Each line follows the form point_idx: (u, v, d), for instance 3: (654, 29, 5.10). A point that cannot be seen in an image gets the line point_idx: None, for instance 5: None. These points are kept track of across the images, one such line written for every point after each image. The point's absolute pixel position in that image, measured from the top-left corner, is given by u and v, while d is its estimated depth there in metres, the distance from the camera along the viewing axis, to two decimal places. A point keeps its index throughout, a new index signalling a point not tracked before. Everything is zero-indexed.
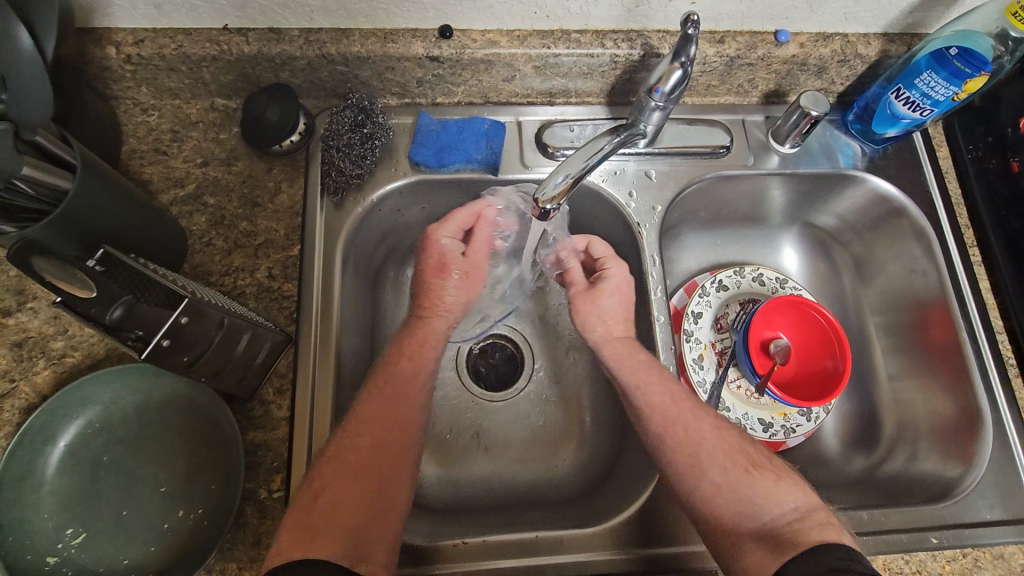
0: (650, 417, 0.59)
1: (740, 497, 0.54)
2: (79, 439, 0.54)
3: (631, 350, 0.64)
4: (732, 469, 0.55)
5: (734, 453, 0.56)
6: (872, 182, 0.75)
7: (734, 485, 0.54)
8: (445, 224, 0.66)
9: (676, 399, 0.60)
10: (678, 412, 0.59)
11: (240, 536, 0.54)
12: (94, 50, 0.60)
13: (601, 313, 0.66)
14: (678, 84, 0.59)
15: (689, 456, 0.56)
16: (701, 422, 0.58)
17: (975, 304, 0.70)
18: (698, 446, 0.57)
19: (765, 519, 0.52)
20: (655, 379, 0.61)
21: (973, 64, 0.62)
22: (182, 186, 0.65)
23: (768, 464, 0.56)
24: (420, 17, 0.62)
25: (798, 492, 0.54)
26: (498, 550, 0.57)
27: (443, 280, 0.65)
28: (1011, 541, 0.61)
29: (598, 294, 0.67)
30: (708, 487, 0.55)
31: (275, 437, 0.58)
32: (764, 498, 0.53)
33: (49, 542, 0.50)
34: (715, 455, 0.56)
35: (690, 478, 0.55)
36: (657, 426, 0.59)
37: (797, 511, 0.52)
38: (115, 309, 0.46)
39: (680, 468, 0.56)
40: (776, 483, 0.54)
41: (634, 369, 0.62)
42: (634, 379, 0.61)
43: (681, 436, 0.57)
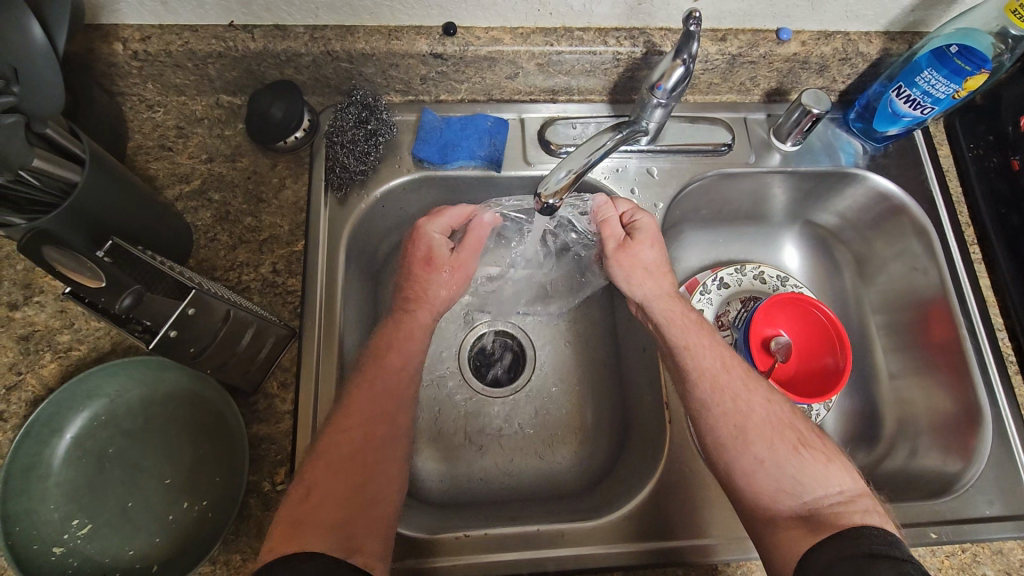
0: (699, 380, 0.59)
1: (784, 476, 0.54)
2: (85, 431, 0.54)
3: (683, 310, 0.63)
4: (781, 446, 0.56)
5: (784, 428, 0.57)
6: (872, 180, 0.75)
7: (780, 463, 0.55)
8: (434, 219, 0.65)
9: (726, 366, 0.60)
10: (729, 379, 0.59)
11: (244, 528, 0.55)
12: (101, 46, 0.61)
13: (644, 269, 0.65)
14: (680, 81, 0.59)
15: (735, 427, 0.57)
16: (751, 392, 0.58)
17: (975, 301, 0.70)
18: (745, 418, 0.57)
19: (806, 498, 0.53)
20: (707, 344, 0.61)
21: (974, 62, 0.62)
22: (187, 181, 0.65)
23: (819, 444, 0.57)
24: (424, 15, 0.63)
25: (845, 477, 0.55)
26: (500, 542, 0.57)
27: (433, 274, 0.64)
28: (1010, 536, 0.61)
29: (638, 246, 0.65)
30: (751, 461, 0.55)
31: (278, 430, 0.58)
32: (814, 479, 0.54)
33: (55, 533, 0.51)
34: (763, 429, 0.56)
35: (734, 449, 0.56)
36: (705, 390, 0.59)
37: (842, 495, 0.53)
38: (124, 298, 0.46)
39: (727, 434, 0.56)
40: (826, 464, 0.55)
41: (685, 328, 0.62)
42: (684, 339, 0.61)
43: (728, 402, 0.58)
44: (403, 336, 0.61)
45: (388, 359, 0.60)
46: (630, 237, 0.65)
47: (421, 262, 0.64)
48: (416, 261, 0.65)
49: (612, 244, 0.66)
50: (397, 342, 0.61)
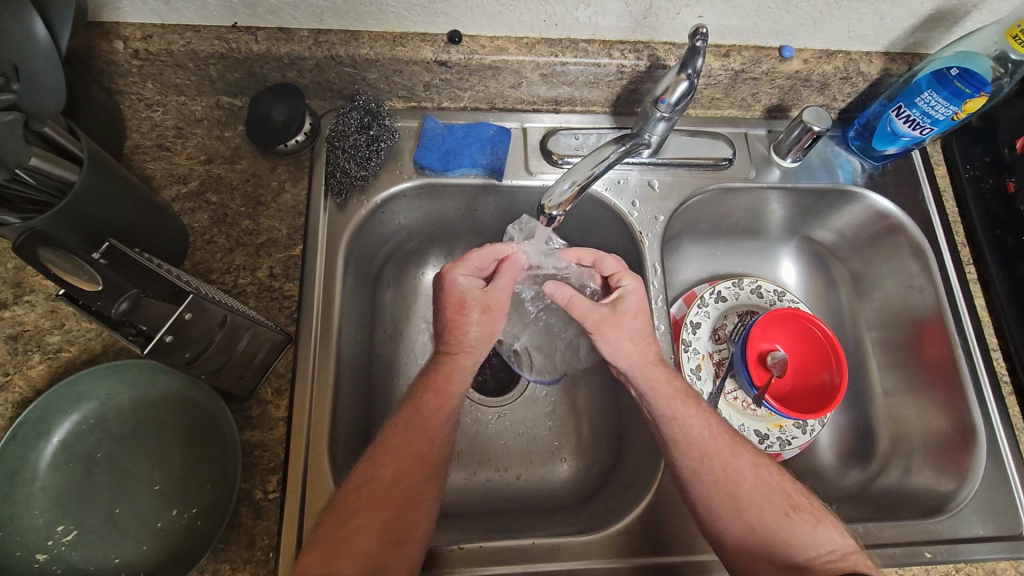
0: (687, 450, 0.58)
1: (776, 538, 0.54)
2: (73, 434, 0.53)
3: (667, 377, 0.61)
4: (771, 509, 0.56)
5: (773, 493, 0.57)
6: (871, 199, 0.76)
7: (770, 526, 0.55)
8: (460, 264, 0.63)
9: (714, 435, 0.59)
10: (716, 448, 0.58)
11: (234, 537, 0.53)
12: (102, 43, 0.60)
13: (630, 340, 0.62)
14: (684, 95, 0.59)
15: (726, 493, 0.56)
16: (740, 460, 0.58)
17: (969, 320, 0.71)
18: (735, 485, 0.57)
19: (798, 560, 0.53)
20: (693, 413, 0.60)
21: (973, 85, 0.62)
22: (185, 183, 0.65)
23: (808, 505, 0.57)
24: (430, 22, 0.63)
25: (836, 534, 0.55)
26: (494, 556, 0.57)
27: (464, 317, 0.61)
28: (1002, 557, 0.61)
29: (623, 317, 0.62)
30: (744, 527, 0.55)
31: (272, 437, 0.57)
32: (802, 542, 0.54)
33: (39, 540, 0.50)
34: (752, 494, 0.56)
35: (726, 514, 0.55)
36: (693, 458, 0.58)
37: (834, 553, 0.53)
38: (120, 304, 0.45)
39: (718, 501, 0.56)
40: (816, 525, 0.55)
41: (671, 398, 0.60)
42: (670, 409, 0.59)
43: (719, 471, 0.57)
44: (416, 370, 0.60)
45: None
46: (613, 310, 0.63)
47: (455, 309, 0.62)
48: (450, 307, 0.62)
49: (595, 314, 0.63)
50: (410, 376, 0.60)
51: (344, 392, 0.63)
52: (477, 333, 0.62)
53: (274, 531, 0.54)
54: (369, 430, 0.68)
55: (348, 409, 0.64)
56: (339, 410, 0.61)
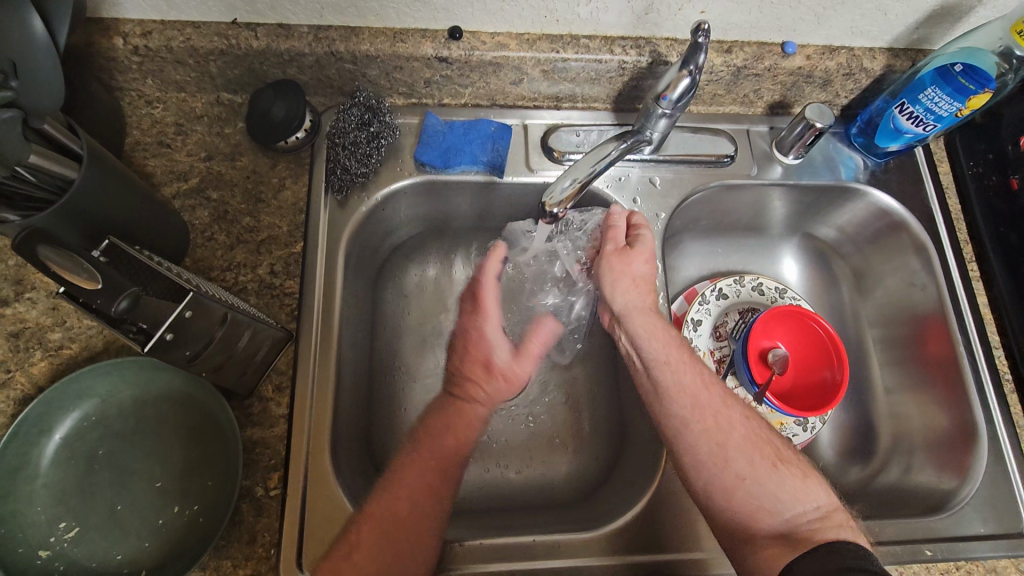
0: (678, 397, 0.58)
1: (765, 493, 0.54)
2: (74, 432, 0.53)
3: (662, 324, 0.62)
4: (760, 462, 0.55)
5: (763, 445, 0.57)
6: (874, 196, 0.75)
7: (758, 479, 0.55)
8: (486, 318, 0.67)
9: (707, 385, 0.59)
10: (707, 398, 0.58)
11: (236, 533, 0.54)
12: (101, 40, 0.60)
13: (632, 282, 0.63)
14: (686, 92, 0.59)
15: (717, 445, 0.56)
16: (731, 412, 0.58)
17: (971, 318, 0.70)
18: (725, 436, 0.56)
19: (786, 516, 0.53)
20: (687, 362, 0.60)
21: (978, 81, 0.62)
22: (185, 179, 0.65)
23: (795, 461, 0.57)
24: (430, 18, 0.62)
25: (822, 492, 0.55)
26: (495, 552, 0.57)
27: (486, 378, 0.65)
28: (1003, 555, 0.61)
29: (634, 257, 0.64)
30: (732, 478, 0.55)
31: (273, 434, 0.57)
32: (790, 495, 0.54)
33: (42, 536, 0.50)
34: (743, 446, 0.56)
35: (715, 467, 0.55)
36: (683, 406, 0.58)
37: (819, 511, 0.53)
38: (120, 302, 0.45)
39: (707, 452, 0.56)
40: (804, 480, 0.55)
41: (665, 343, 0.61)
42: (664, 355, 0.60)
43: (710, 421, 0.57)
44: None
45: None
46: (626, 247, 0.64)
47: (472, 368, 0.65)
48: (474, 361, 0.66)
49: (610, 248, 0.65)
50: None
51: (345, 389, 0.63)
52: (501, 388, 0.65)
53: (275, 527, 0.54)
54: (370, 426, 0.68)
55: (348, 406, 0.64)
56: (339, 407, 0.61)
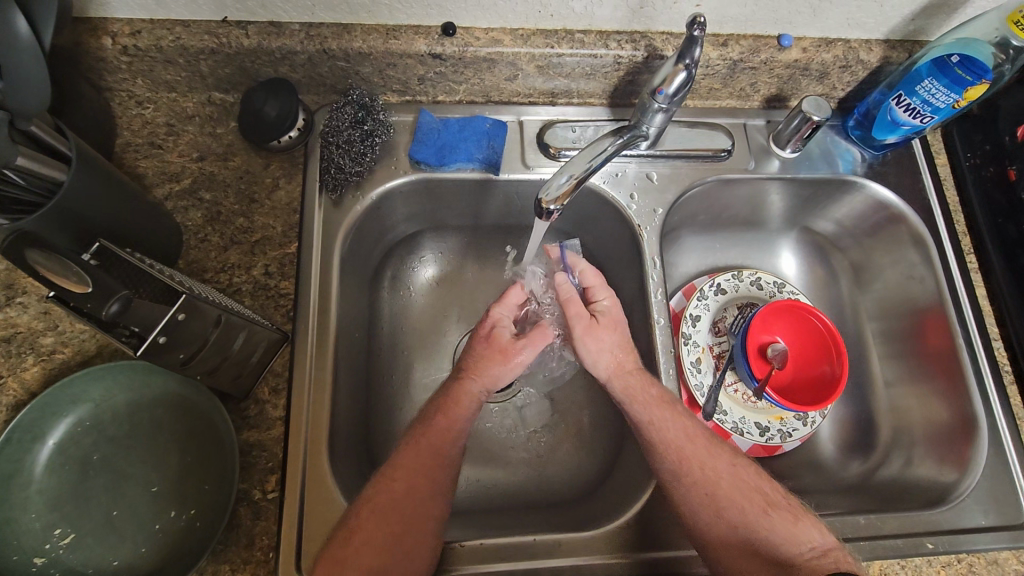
0: (664, 454, 0.58)
1: (759, 535, 0.55)
2: (69, 437, 0.53)
3: (641, 384, 0.62)
4: (750, 507, 0.56)
5: (751, 491, 0.57)
6: (871, 188, 0.75)
7: (749, 524, 0.56)
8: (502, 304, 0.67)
9: (690, 436, 0.59)
10: (695, 449, 0.59)
11: (233, 537, 0.53)
12: (90, 40, 0.59)
13: (610, 350, 0.64)
14: (682, 86, 0.58)
15: (706, 493, 0.57)
16: (717, 459, 0.59)
17: (971, 311, 0.70)
18: (714, 485, 0.57)
19: (782, 556, 0.54)
20: (671, 420, 0.60)
21: (974, 72, 0.62)
22: (177, 180, 0.64)
23: (786, 504, 0.57)
24: (423, 14, 0.62)
25: (815, 531, 0.55)
26: (495, 552, 0.56)
27: (492, 356, 0.63)
28: (1004, 546, 0.61)
29: (601, 329, 0.65)
30: (725, 524, 0.56)
31: (270, 437, 0.57)
32: (783, 537, 0.55)
33: (37, 543, 0.49)
34: (732, 493, 0.57)
35: (707, 513, 0.56)
36: (670, 461, 0.58)
37: (815, 550, 0.53)
38: (110, 305, 0.44)
39: (699, 500, 0.56)
40: (794, 523, 0.56)
41: (647, 405, 0.60)
42: (646, 415, 0.60)
43: (698, 472, 0.58)
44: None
45: None
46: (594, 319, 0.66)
47: (485, 342, 0.64)
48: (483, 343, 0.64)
49: (577, 324, 0.65)
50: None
51: (342, 389, 0.63)
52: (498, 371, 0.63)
53: (274, 531, 0.54)
54: (367, 427, 0.68)
55: (345, 407, 0.63)
56: (336, 407, 0.61)
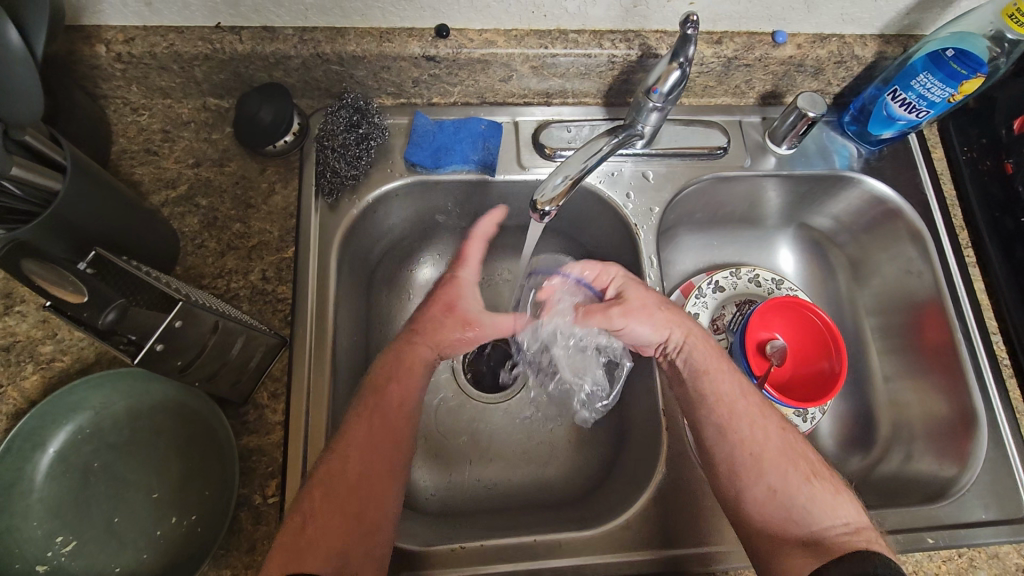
0: (717, 405, 0.59)
1: (795, 506, 0.55)
2: (69, 445, 0.53)
3: (699, 334, 0.63)
4: (793, 475, 0.56)
5: (797, 458, 0.57)
6: (868, 184, 0.75)
7: (791, 492, 0.55)
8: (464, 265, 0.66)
9: (743, 394, 0.60)
10: (746, 406, 0.59)
11: (234, 542, 0.53)
12: (83, 48, 0.59)
13: (659, 312, 0.62)
14: (677, 84, 0.58)
15: (750, 455, 0.57)
16: (768, 419, 0.59)
17: (969, 305, 0.70)
18: (760, 447, 0.57)
19: (814, 528, 0.54)
20: (726, 370, 0.61)
21: (969, 65, 0.62)
22: (173, 187, 0.64)
23: (829, 476, 0.57)
24: (416, 17, 0.62)
25: (852, 509, 0.55)
26: (496, 554, 0.56)
27: (447, 320, 0.64)
28: (1005, 540, 0.61)
29: (639, 297, 0.63)
30: (763, 491, 0.55)
31: (269, 441, 0.57)
32: (820, 509, 0.54)
33: (39, 550, 0.50)
34: (778, 458, 0.57)
35: (747, 478, 0.56)
36: (720, 415, 0.59)
37: (848, 526, 0.54)
38: (107, 314, 0.45)
39: (741, 462, 0.57)
40: (835, 495, 0.55)
41: (707, 354, 0.61)
42: (705, 365, 0.61)
43: (746, 427, 0.58)
44: (411, 369, 0.60)
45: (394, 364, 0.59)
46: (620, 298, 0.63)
47: (442, 308, 0.64)
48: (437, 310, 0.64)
49: (611, 308, 0.63)
50: (405, 375, 0.59)
51: (341, 393, 0.63)
52: (461, 338, 0.65)
53: (274, 535, 0.54)
54: None
55: (344, 411, 0.63)
56: (335, 411, 0.61)
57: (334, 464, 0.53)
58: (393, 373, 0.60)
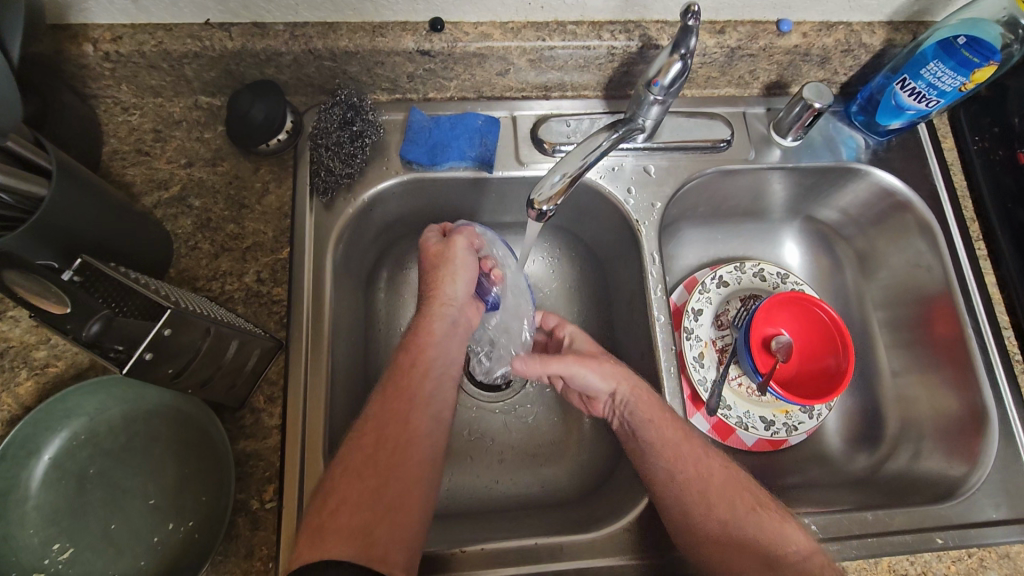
0: (661, 453, 0.57)
1: (746, 534, 0.55)
2: (63, 452, 0.52)
3: (641, 392, 0.61)
4: (739, 504, 0.56)
5: (741, 490, 0.57)
6: (876, 175, 0.73)
7: (739, 523, 0.55)
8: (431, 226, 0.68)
9: (686, 436, 0.59)
10: (689, 447, 0.58)
11: (232, 548, 0.53)
12: (70, 47, 0.58)
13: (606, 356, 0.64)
14: (678, 77, 0.56)
15: (699, 492, 0.56)
16: (709, 459, 0.58)
17: (980, 298, 0.68)
18: (707, 482, 0.57)
19: (770, 553, 0.53)
20: (667, 422, 0.59)
21: (982, 53, 0.60)
22: (166, 188, 0.63)
23: (774, 504, 0.57)
24: (410, 10, 0.60)
25: (799, 532, 0.54)
26: (498, 557, 0.56)
27: (440, 267, 0.64)
28: (1017, 540, 0.60)
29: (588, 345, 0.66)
30: (716, 525, 0.55)
31: (266, 446, 0.56)
32: (768, 537, 0.54)
33: (35, 559, 0.49)
34: (723, 491, 0.57)
35: (700, 511, 0.55)
36: (667, 460, 0.57)
37: (801, 549, 0.53)
38: (91, 325, 0.43)
39: (693, 501, 0.56)
40: (782, 522, 0.55)
41: (648, 407, 0.59)
42: (647, 415, 0.59)
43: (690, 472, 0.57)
44: None
45: (409, 366, 0.58)
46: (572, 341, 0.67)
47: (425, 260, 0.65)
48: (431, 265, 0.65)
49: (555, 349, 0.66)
50: None
51: (339, 395, 0.62)
52: (458, 288, 0.64)
53: (273, 540, 0.53)
54: None
55: (343, 413, 0.63)
56: (333, 413, 0.60)
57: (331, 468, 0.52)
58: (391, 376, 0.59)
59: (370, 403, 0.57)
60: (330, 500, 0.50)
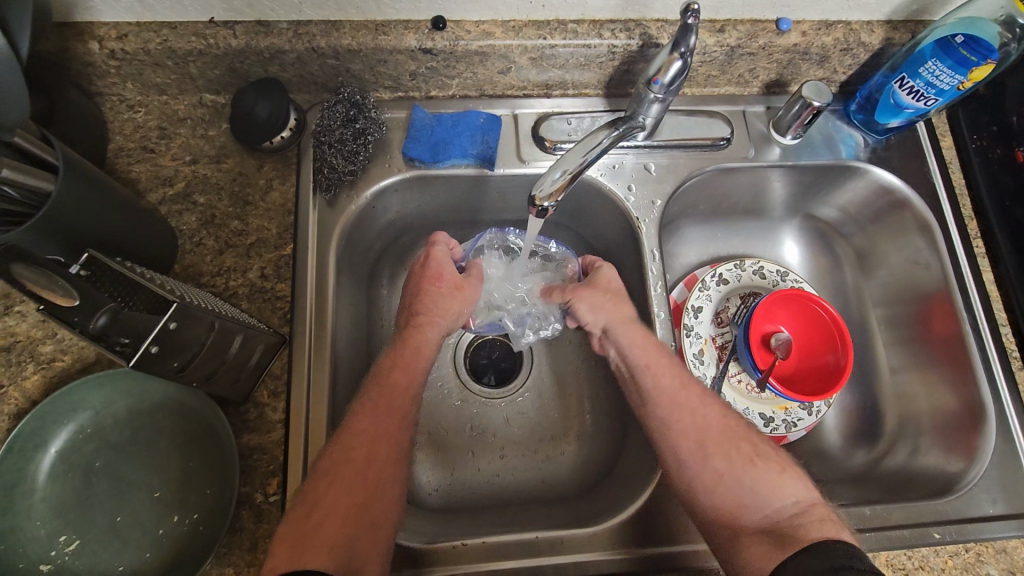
0: (659, 400, 0.60)
1: (739, 490, 0.55)
2: (70, 445, 0.53)
3: (644, 337, 0.62)
4: (736, 456, 0.57)
5: (739, 440, 0.58)
6: (875, 173, 0.73)
7: (735, 476, 0.56)
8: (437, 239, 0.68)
9: (686, 387, 0.60)
10: (688, 397, 0.60)
11: (237, 540, 0.53)
12: (76, 44, 0.58)
13: (608, 295, 0.65)
14: (678, 75, 0.57)
15: (695, 441, 0.57)
16: (707, 408, 0.60)
17: (978, 295, 0.69)
18: (704, 432, 0.58)
19: (767, 512, 0.54)
20: (666, 366, 0.61)
21: (979, 52, 0.60)
22: (171, 185, 0.64)
23: (774, 454, 0.58)
24: (412, 9, 0.61)
25: (799, 485, 0.55)
26: (499, 550, 0.56)
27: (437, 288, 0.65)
28: (1014, 534, 0.61)
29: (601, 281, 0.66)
30: (711, 475, 0.56)
31: (270, 440, 0.57)
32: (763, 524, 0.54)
33: (42, 550, 0.50)
34: (722, 441, 0.57)
35: (692, 472, 0.56)
36: (665, 408, 0.60)
37: (797, 505, 0.54)
38: (98, 318, 0.44)
39: (687, 452, 0.57)
40: (779, 475, 0.56)
41: (646, 349, 0.62)
42: (643, 359, 0.61)
43: (685, 419, 0.59)
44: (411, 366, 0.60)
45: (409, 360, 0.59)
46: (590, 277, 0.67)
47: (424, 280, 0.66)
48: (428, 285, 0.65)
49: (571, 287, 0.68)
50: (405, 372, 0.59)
51: (341, 390, 0.63)
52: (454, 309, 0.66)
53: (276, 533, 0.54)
54: None
55: (345, 408, 0.63)
56: (336, 408, 0.61)
57: (335, 462, 0.53)
58: (394, 372, 0.59)
59: (372, 398, 0.57)
60: (315, 511, 0.50)
